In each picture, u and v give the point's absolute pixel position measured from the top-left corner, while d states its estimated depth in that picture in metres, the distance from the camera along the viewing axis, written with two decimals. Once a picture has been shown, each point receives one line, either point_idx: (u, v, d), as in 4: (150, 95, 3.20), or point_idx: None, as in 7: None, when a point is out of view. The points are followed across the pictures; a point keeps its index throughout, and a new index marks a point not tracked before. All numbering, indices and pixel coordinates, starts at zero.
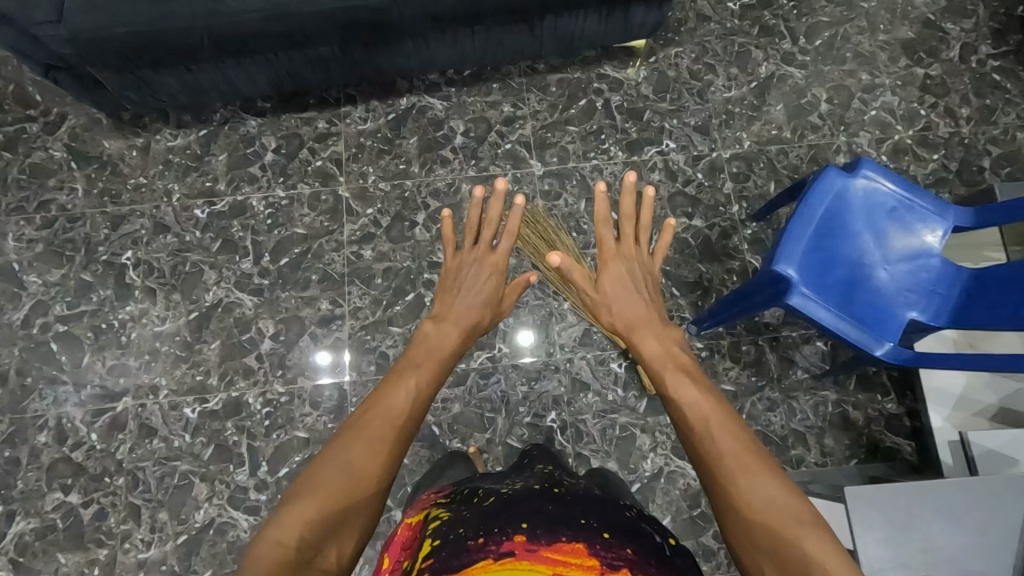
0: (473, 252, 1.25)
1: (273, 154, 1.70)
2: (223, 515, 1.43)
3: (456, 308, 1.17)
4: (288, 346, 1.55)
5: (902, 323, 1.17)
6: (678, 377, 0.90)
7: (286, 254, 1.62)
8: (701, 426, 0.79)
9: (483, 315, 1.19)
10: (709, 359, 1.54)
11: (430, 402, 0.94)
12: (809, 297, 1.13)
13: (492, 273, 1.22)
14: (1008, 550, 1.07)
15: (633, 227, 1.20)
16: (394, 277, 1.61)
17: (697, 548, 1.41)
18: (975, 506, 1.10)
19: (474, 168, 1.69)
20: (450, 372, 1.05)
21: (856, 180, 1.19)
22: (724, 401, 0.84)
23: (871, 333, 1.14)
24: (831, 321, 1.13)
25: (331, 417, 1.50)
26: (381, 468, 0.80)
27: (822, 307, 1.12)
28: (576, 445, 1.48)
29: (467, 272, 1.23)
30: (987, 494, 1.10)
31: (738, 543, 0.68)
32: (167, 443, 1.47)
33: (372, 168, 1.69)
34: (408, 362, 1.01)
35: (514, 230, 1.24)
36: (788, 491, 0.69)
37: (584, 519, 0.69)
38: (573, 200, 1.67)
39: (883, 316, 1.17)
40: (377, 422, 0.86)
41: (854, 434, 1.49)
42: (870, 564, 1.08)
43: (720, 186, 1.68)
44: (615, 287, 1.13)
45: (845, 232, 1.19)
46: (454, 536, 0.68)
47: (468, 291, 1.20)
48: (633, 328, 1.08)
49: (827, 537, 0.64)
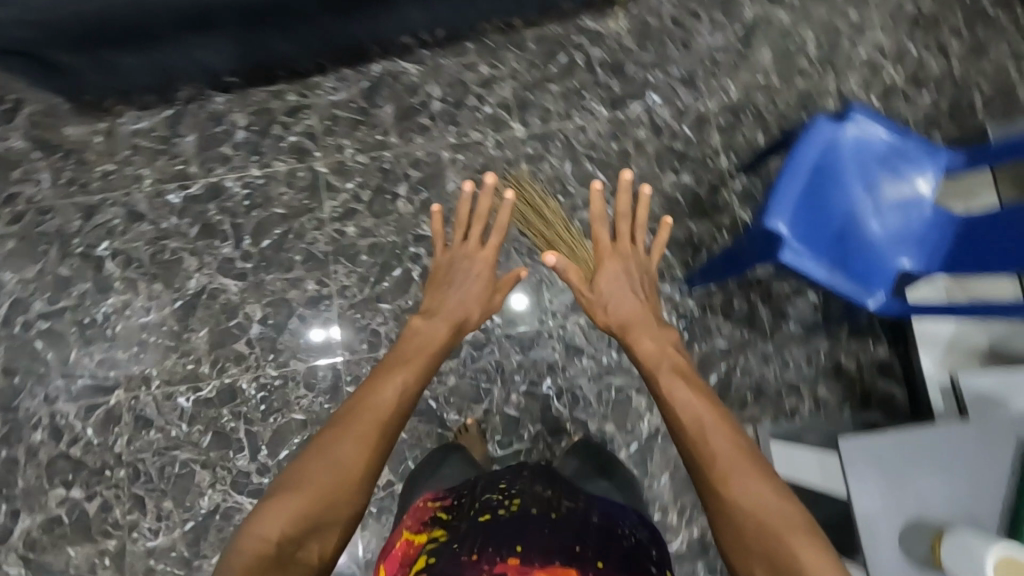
0: (463, 248, 1.29)
1: (245, 131, 1.63)
2: (227, 500, 1.44)
3: (445, 303, 1.22)
4: (277, 329, 1.53)
5: (896, 273, 1.16)
6: (671, 378, 1.06)
7: (268, 236, 1.58)
8: (696, 427, 0.94)
9: (473, 312, 1.24)
10: (702, 317, 1.54)
11: (417, 397, 1.00)
12: (802, 254, 1.11)
13: (482, 269, 1.27)
14: (997, 490, 1.10)
15: (629, 226, 1.32)
16: (380, 252, 1.58)
17: (695, 502, 1.44)
18: (964, 446, 1.12)
19: (454, 135, 1.64)
20: (437, 367, 1.12)
21: (848, 127, 1.15)
22: (716, 406, 0.99)
23: (863, 286, 1.13)
24: (822, 276, 1.12)
25: (327, 397, 1.50)
26: (366, 464, 0.83)
27: (814, 263, 1.11)
28: (573, 409, 1.49)
29: (460, 267, 1.27)
30: (977, 437, 1.12)
31: (725, 537, 0.84)
32: (164, 434, 1.47)
33: (349, 141, 1.63)
34: (398, 358, 1.08)
35: (505, 226, 1.29)
36: (782, 496, 0.83)
37: (576, 545, 0.79)
38: (557, 162, 1.63)
39: (875, 268, 1.15)
40: (366, 418, 0.90)
41: (847, 382, 1.51)
42: (863, 513, 1.11)
43: (708, 139, 1.64)
44: (612, 286, 1.26)
45: (837, 184, 1.16)
46: (450, 553, 0.79)
47: (462, 288, 1.25)
48: (627, 327, 1.20)
49: (811, 536, 0.80)
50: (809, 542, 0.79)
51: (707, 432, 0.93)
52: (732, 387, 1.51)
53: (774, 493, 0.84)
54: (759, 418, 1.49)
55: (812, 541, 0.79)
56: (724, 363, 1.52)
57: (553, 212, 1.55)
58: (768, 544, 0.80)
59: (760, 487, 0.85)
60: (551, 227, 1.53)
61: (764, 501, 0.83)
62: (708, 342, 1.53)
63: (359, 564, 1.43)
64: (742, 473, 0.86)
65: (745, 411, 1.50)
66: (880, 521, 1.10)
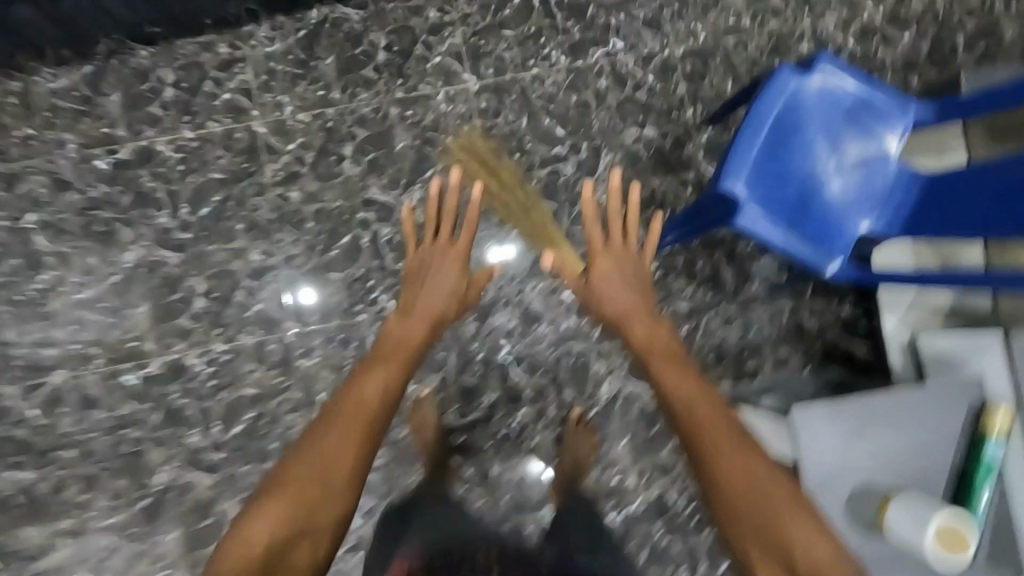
0: (434, 247, 1.21)
1: (174, 89, 1.50)
2: (182, 476, 1.42)
3: (421, 302, 1.17)
4: (223, 302, 1.46)
5: (857, 236, 1.10)
6: (662, 362, 1.09)
7: (207, 204, 1.49)
8: (686, 408, 1.01)
9: (450, 307, 1.20)
10: (664, 279, 1.48)
11: (399, 396, 1.04)
12: (758, 217, 1.05)
13: (456, 268, 1.20)
14: (946, 454, 1.09)
15: (621, 228, 1.22)
16: (327, 219, 1.49)
17: (655, 464, 1.44)
18: (917, 411, 1.11)
19: (402, 88, 1.52)
20: (416, 365, 1.13)
21: (812, 79, 1.07)
22: (705, 385, 1.04)
23: (821, 250, 1.08)
24: (780, 240, 1.06)
25: (279, 371, 1.45)
26: (351, 466, 0.90)
27: (770, 226, 1.06)
28: (532, 376, 1.46)
29: (429, 265, 1.20)
30: (929, 402, 1.11)
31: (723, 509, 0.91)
32: (113, 412, 1.43)
33: (288, 97, 1.51)
34: (376, 360, 1.09)
35: (475, 221, 1.21)
36: (772, 474, 0.91)
37: None
38: (513, 117, 1.52)
39: (835, 231, 1.10)
40: (348, 419, 0.96)
41: (810, 341, 1.48)
42: (811, 481, 1.09)
43: (673, 88, 1.54)
44: (602, 282, 1.20)
45: (801, 140, 1.09)
46: None
47: (434, 285, 1.19)
48: (617, 319, 1.17)
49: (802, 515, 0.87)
50: (800, 517, 0.87)
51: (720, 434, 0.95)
52: (694, 349, 1.48)
53: (773, 477, 0.90)
54: (720, 380, 1.48)
55: (806, 521, 0.86)
56: (685, 325, 1.48)
57: (512, 179, 1.50)
58: (762, 518, 0.88)
59: (768, 486, 0.89)
60: (512, 198, 1.49)
61: (773, 500, 0.88)
62: (670, 304, 1.48)
63: None
64: (750, 471, 0.91)
65: (706, 373, 1.48)
66: (828, 489, 1.09)
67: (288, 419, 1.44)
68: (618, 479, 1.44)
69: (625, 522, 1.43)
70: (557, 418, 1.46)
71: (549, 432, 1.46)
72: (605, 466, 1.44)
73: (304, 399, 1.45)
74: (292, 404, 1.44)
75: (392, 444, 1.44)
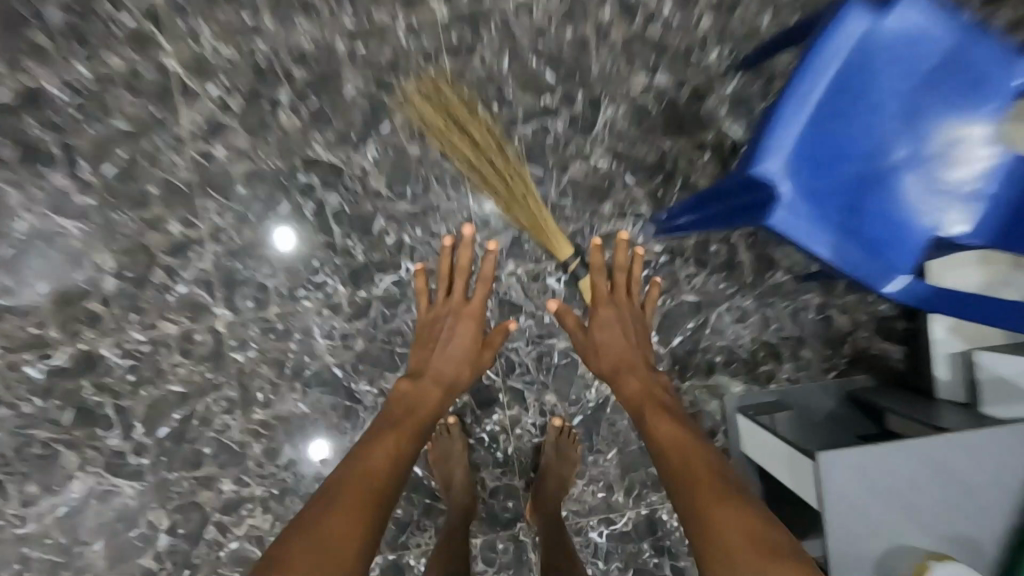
0: (446, 303, 1.15)
1: (59, 10, 1.18)
2: (103, 483, 1.23)
3: (432, 367, 1.10)
4: (138, 283, 1.22)
5: (926, 237, 0.84)
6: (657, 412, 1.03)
7: (111, 161, 1.21)
8: (679, 459, 0.94)
9: (461, 373, 1.12)
10: (669, 265, 1.24)
11: (408, 467, 0.96)
12: (801, 215, 0.79)
13: (468, 326, 1.12)
14: (995, 511, 0.90)
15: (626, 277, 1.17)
16: (260, 183, 1.22)
17: (646, 479, 1.25)
18: (968, 459, 0.89)
19: (352, 16, 1.20)
20: (427, 432, 1.05)
21: (892, 19, 0.76)
22: (697, 435, 0.98)
23: (881, 260, 0.82)
24: (826, 246, 0.80)
25: (209, 365, 1.23)
26: (344, 532, 0.81)
27: (817, 229, 0.80)
28: (508, 377, 1.24)
29: (439, 322, 1.14)
30: (985, 448, 0.89)
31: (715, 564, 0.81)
32: (14, 411, 1.22)
33: (207, 25, 1.19)
34: (384, 422, 1.02)
35: (490, 276, 1.13)
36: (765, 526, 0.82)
37: None
38: (492, 57, 1.21)
39: (901, 233, 0.84)
40: (352, 489, 0.88)
41: (838, 342, 1.26)
42: (836, 542, 0.89)
43: (695, 23, 1.21)
44: (606, 332, 1.12)
45: (865, 107, 0.80)
46: None
47: (445, 341, 1.12)
48: (620, 371, 1.10)
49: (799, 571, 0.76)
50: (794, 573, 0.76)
51: (699, 476, 0.90)
52: (699, 350, 1.25)
53: (769, 532, 0.81)
54: (728, 385, 1.26)
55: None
56: (691, 321, 1.25)
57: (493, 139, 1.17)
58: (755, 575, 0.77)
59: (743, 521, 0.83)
60: (493, 162, 1.16)
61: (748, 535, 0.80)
62: (674, 296, 1.24)
63: (263, 549, 1.25)
64: (724, 508, 0.84)
65: (712, 377, 1.26)
66: (854, 549, 0.90)
67: (222, 421, 1.23)
68: (603, 495, 1.26)
69: (609, 542, 1.26)
70: (535, 425, 1.25)
71: (526, 442, 1.25)
72: (589, 480, 1.25)
73: (240, 399, 1.23)
74: (225, 404, 1.23)
75: (344, 451, 1.25)
